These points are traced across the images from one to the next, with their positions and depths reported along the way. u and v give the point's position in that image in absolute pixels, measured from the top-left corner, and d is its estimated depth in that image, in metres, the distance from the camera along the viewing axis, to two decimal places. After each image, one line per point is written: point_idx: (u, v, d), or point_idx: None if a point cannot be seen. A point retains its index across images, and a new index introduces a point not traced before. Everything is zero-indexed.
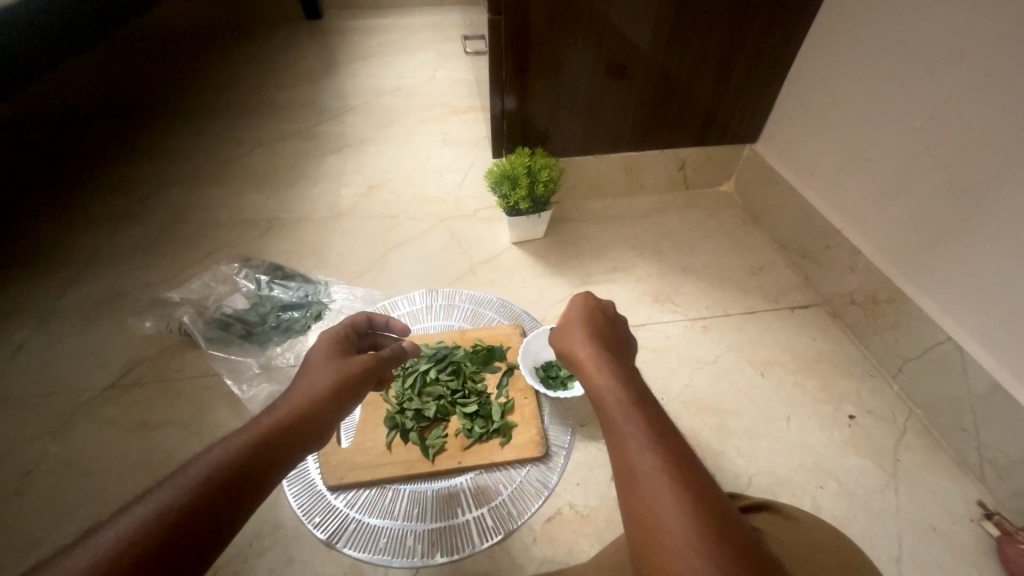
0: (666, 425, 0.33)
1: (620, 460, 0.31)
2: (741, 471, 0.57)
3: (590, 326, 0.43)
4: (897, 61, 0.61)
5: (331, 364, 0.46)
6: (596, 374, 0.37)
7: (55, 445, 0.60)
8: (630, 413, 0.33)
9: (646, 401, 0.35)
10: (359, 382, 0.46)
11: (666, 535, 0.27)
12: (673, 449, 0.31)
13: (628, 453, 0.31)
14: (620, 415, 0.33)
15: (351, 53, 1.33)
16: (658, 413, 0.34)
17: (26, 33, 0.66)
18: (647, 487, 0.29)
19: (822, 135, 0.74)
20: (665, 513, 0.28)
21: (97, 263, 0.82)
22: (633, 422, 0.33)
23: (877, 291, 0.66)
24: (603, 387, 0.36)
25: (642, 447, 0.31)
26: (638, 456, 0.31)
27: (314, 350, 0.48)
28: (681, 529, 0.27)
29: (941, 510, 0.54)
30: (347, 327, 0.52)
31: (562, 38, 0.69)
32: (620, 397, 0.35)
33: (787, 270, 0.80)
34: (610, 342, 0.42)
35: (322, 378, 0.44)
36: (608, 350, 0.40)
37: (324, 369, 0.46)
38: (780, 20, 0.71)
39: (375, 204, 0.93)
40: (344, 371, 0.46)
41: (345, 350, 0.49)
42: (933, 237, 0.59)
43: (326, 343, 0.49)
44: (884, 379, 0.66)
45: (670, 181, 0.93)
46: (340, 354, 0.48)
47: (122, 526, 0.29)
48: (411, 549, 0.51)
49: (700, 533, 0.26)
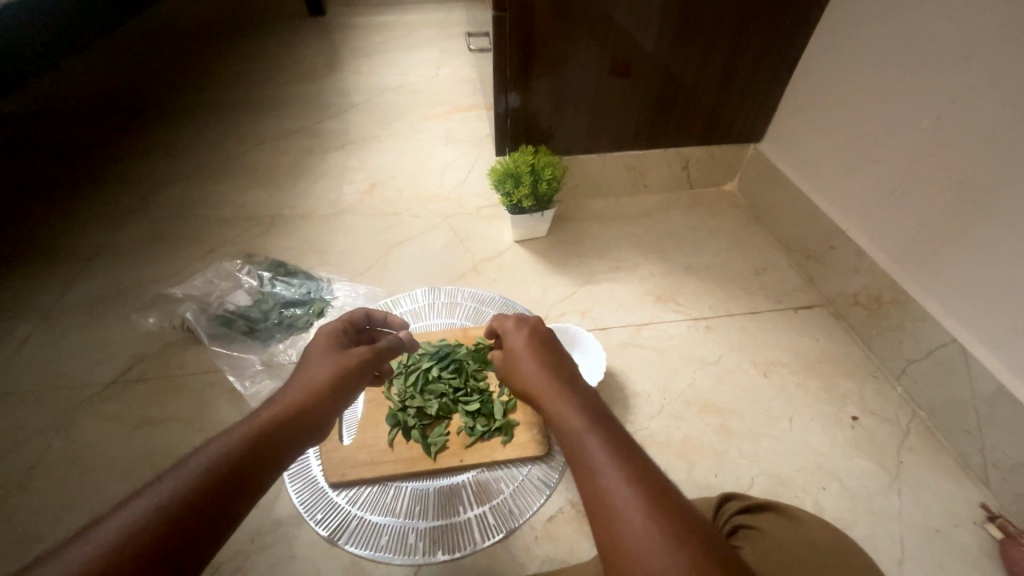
0: (627, 440, 0.34)
1: (585, 482, 0.32)
2: (743, 471, 0.57)
3: (538, 351, 0.43)
4: (903, 60, 0.60)
5: (328, 359, 0.46)
6: (554, 398, 0.38)
7: (59, 440, 0.60)
8: (591, 434, 0.34)
9: (606, 421, 0.35)
10: (357, 375, 0.46)
11: (640, 551, 0.28)
12: (639, 466, 0.32)
13: (592, 475, 0.32)
14: (580, 437, 0.34)
15: (354, 49, 1.33)
16: (619, 430, 0.35)
17: (30, 29, 0.66)
18: (616, 510, 0.30)
19: (827, 135, 0.73)
20: (638, 534, 0.28)
21: (100, 258, 0.82)
22: (594, 441, 0.33)
23: (882, 292, 0.66)
24: (562, 412, 0.36)
25: (606, 466, 0.32)
26: (604, 476, 0.31)
27: (313, 345, 0.48)
28: (656, 542, 0.28)
29: (943, 510, 0.54)
30: (346, 323, 0.52)
31: (567, 37, 0.69)
32: (580, 420, 0.35)
33: (790, 270, 0.80)
34: (560, 364, 0.42)
35: (321, 372, 0.44)
36: (563, 372, 0.41)
37: (323, 363, 0.46)
38: (786, 20, 0.71)
39: (377, 201, 0.93)
40: (342, 365, 0.46)
41: (341, 344, 0.49)
42: (939, 238, 0.58)
43: (324, 338, 0.49)
44: (887, 380, 0.66)
45: (673, 180, 0.92)
46: (338, 349, 0.48)
47: (121, 520, 0.29)
48: (411, 546, 0.51)
49: (674, 549, 0.27)
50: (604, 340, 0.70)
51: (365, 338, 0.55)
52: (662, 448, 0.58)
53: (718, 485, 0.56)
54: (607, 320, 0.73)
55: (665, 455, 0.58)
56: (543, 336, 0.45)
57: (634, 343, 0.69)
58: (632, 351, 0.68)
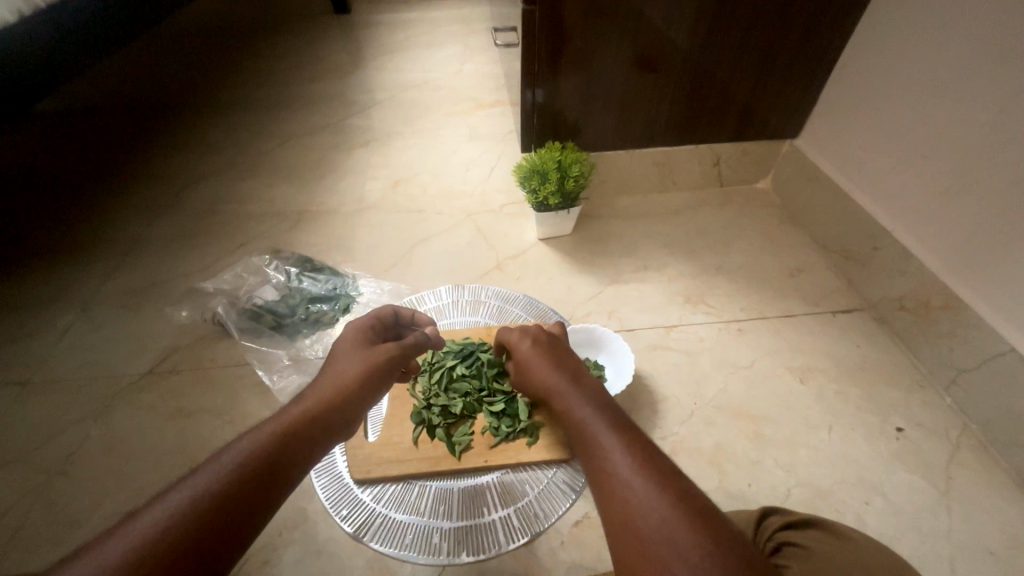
0: (636, 432, 0.35)
1: (597, 471, 0.33)
2: (779, 482, 0.55)
3: (549, 355, 0.46)
4: (955, 52, 0.57)
5: (357, 355, 0.46)
6: (567, 397, 0.40)
7: (97, 428, 0.62)
8: (600, 428, 0.35)
9: (615, 416, 0.37)
10: (385, 372, 0.46)
11: (649, 531, 0.29)
12: (648, 454, 0.33)
13: (603, 463, 0.33)
14: (592, 429, 0.36)
15: (378, 46, 1.34)
16: (630, 424, 0.36)
17: (67, 29, 0.68)
18: (625, 494, 0.31)
19: (873, 131, 0.70)
20: (648, 516, 0.29)
21: (134, 252, 0.84)
22: (606, 433, 0.35)
23: (931, 297, 0.63)
24: (573, 408, 0.39)
25: (615, 452, 0.33)
26: (613, 463, 0.33)
27: (341, 342, 0.48)
28: (664, 521, 0.29)
29: (997, 530, 0.51)
30: (376, 319, 0.52)
31: (596, 31, 0.68)
32: (591, 414, 0.37)
33: (828, 272, 0.77)
34: (571, 366, 0.44)
35: (351, 368, 0.44)
36: (573, 373, 0.43)
37: (353, 359, 0.46)
38: (829, 10, 0.68)
39: (401, 198, 0.92)
40: (372, 361, 0.45)
41: (370, 340, 0.49)
42: (998, 241, 0.55)
43: (352, 335, 0.49)
44: (934, 391, 0.62)
45: (704, 177, 0.90)
46: (366, 345, 0.48)
47: (157, 513, 0.29)
48: (436, 546, 0.51)
49: (682, 527, 0.28)
50: (632, 341, 0.68)
51: (394, 335, 0.55)
52: (693, 455, 0.57)
53: (752, 495, 0.54)
54: (635, 321, 0.71)
55: (695, 462, 0.56)
56: (552, 342, 0.48)
57: (662, 345, 0.68)
58: (661, 354, 0.67)
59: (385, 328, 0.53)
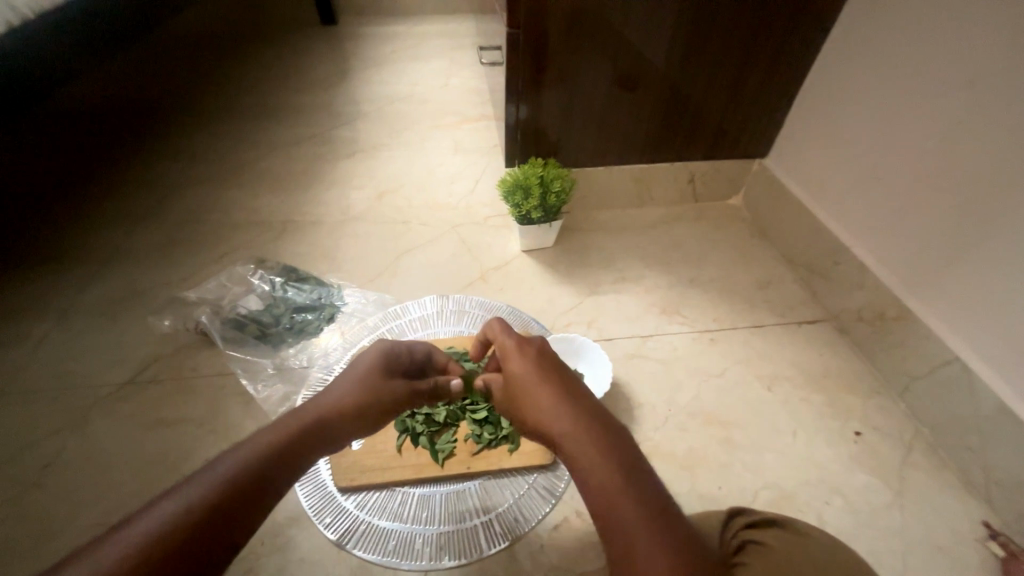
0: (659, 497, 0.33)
1: (617, 542, 0.31)
2: (746, 484, 0.58)
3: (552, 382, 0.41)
4: (906, 83, 0.62)
5: (365, 382, 0.46)
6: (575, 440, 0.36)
7: (74, 439, 0.62)
8: (619, 492, 0.32)
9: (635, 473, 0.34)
10: (389, 405, 0.46)
11: None
12: (674, 531, 0.31)
13: (625, 535, 0.31)
14: (609, 490, 0.33)
15: (365, 59, 1.36)
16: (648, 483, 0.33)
17: (55, 39, 0.69)
18: None
19: (834, 153, 0.74)
20: None
21: (114, 261, 0.83)
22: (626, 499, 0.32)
23: (885, 309, 0.67)
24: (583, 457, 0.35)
25: (639, 527, 0.31)
26: (636, 540, 0.30)
27: (357, 364, 0.48)
28: None
29: (946, 527, 0.55)
30: (406, 351, 0.52)
31: (579, 52, 0.71)
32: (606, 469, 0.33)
33: (794, 284, 0.81)
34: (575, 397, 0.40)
35: (352, 392, 0.45)
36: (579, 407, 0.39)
37: (359, 385, 0.46)
38: (793, 39, 0.73)
39: (386, 209, 0.94)
40: (377, 394, 0.46)
41: (387, 368, 0.48)
42: (943, 257, 0.60)
43: (373, 359, 0.48)
44: (890, 397, 0.66)
45: (680, 193, 0.93)
46: (380, 371, 0.48)
47: (149, 522, 0.30)
48: (419, 551, 0.52)
49: None
50: (610, 351, 0.71)
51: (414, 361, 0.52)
52: (666, 459, 0.59)
53: (721, 497, 0.57)
54: (613, 330, 0.74)
55: (669, 466, 0.59)
56: (555, 364, 0.43)
57: (639, 354, 0.70)
58: (638, 363, 0.69)
59: (414, 365, 0.52)
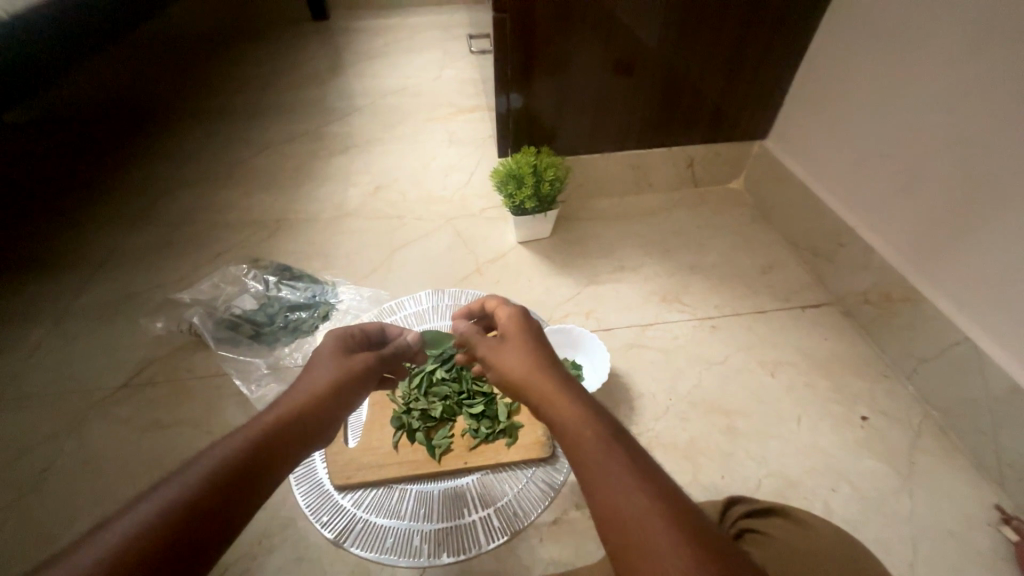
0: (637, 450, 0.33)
1: (596, 490, 0.31)
2: (750, 473, 0.56)
3: (530, 346, 0.42)
4: (909, 55, 0.60)
5: (335, 364, 0.46)
6: (555, 398, 0.36)
7: (69, 444, 0.61)
8: (597, 443, 0.32)
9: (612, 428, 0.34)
10: (361, 380, 0.46)
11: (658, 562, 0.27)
12: (652, 480, 0.31)
13: (604, 484, 0.31)
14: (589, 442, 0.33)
15: (358, 53, 1.34)
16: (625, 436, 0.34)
17: (40, 41, 0.68)
18: (631, 519, 0.29)
19: (836, 131, 0.72)
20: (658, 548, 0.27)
21: (108, 264, 0.83)
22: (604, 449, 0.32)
23: (891, 290, 0.65)
24: (563, 413, 0.35)
25: (618, 474, 0.31)
26: (616, 486, 0.30)
27: (319, 349, 0.48)
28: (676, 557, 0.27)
29: (958, 513, 0.53)
30: (357, 330, 0.52)
31: (568, 37, 0.69)
32: (585, 423, 0.34)
33: (798, 268, 0.79)
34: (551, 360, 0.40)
35: (323, 377, 0.44)
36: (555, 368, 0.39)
37: (328, 367, 0.45)
38: (792, 15, 0.70)
39: (381, 204, 0.93)
40: (348, 371, 0.45)
41: (347, 350, 0.48)
42: (950, 235, 0.58)
43: (332, 343, 0.48)
44: (898, 380, 0.65)
45: (678, 178, 0.91)
46: (345, 354, 0.47)
47: (127, 525, 0.29)
48: (417, 549, 0.51)
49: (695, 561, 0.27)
50: (609, 341, 0.69)
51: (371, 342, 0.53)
52: (667, 450, 0.58)
53: (724, 487, 0.55)
54: (612, 320, 0.72)
55: (671, 456, 0.58)
56: (533, 331, 0.44)
57: (639, 343, 0.69)
58: (638, 352, 0.68)
59: (367, 342, 0.52)
